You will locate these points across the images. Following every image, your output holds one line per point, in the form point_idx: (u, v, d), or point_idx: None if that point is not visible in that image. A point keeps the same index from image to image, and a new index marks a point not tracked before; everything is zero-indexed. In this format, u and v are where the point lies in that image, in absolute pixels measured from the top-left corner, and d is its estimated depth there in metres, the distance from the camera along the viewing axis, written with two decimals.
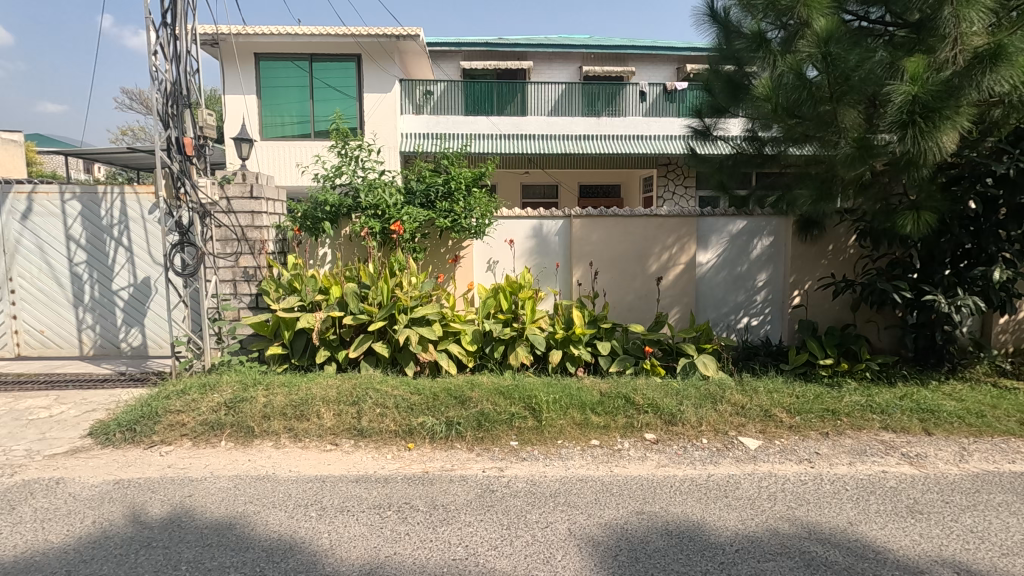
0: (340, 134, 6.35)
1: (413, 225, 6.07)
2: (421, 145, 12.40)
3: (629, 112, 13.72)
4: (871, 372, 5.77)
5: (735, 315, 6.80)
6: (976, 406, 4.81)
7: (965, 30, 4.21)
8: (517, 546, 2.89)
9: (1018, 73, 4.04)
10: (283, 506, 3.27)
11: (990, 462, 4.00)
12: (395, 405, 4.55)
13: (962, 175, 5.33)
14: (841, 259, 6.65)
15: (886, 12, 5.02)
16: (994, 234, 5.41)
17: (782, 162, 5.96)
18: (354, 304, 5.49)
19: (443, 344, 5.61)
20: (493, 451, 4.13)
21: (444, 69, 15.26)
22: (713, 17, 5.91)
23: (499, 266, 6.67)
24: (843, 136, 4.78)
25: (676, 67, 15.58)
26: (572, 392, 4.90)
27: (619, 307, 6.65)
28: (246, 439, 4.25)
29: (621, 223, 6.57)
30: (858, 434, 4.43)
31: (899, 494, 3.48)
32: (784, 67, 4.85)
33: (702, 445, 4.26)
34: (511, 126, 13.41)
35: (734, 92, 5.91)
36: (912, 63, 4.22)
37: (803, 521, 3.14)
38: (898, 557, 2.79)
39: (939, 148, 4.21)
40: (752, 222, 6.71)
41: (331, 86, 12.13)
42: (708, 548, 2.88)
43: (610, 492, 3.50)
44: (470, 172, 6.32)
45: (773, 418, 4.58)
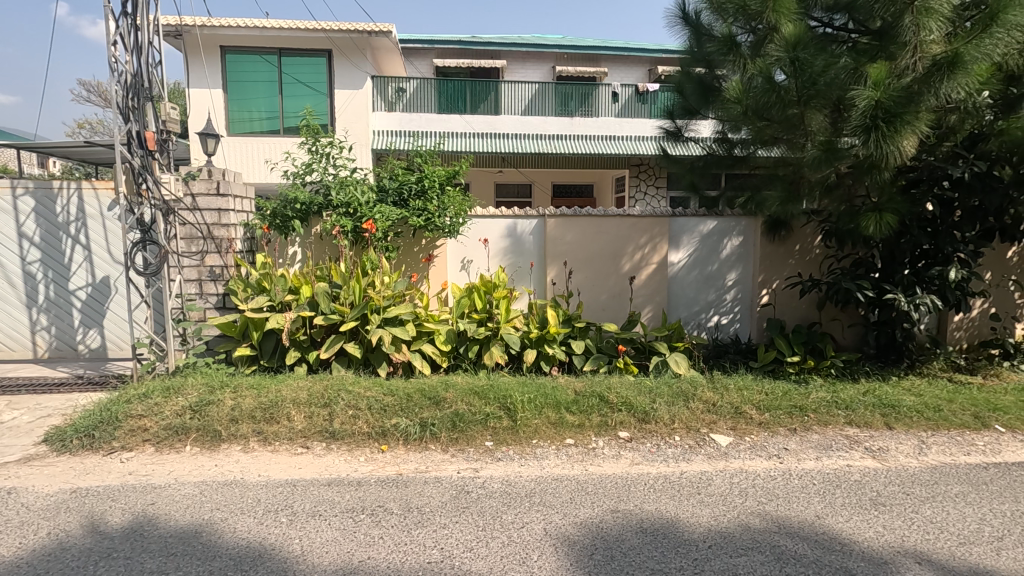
0: (311, 130, 6.30)
1: (385, 224, 5.97)
2: (394, 143, 12.28)
3: (601, 112, 13.82)
4: (836, 369, 5.94)
5: (706, 314, 6.91)
6: (934, 400, 5.00)
7: (924, 39, 4.36)
8: (493, 547, 2.87)
9: (973, 81, 4.21)
10: (251, 513, 3.18)
11: (947, 454, 4.16)
12: (368, 407, 4.48)
13: (921, 178, 5.51)
14: (807, 259, 6.82)
15: (850, 19, 5.16)
16: (949, 235, 5.64)
17: (751, 163, 6.10)
18: (326, 304, 5.39)
19: (416, 345, 5.56)
20: (467, 451, 4.11)
21: (417, 66, 15.11)
22: (685, 20, 5.98)
23: (473, 266, 6.61)
24: (810, 139, 4.91)
25: (647, 68, 15.80)
26: (547, 391, 4.90)
27: (592, 306, 6.69)
28: (212, 443, 4.12)
29: (595, 223, 6.61)
30: (824, 429, 4.55)
31: (863, 487, 3.59)
32: (754, 71, 4.96)
33: (674, 442, 4.31)
34: (485, 125, 13.39)
35: (705, 94, 6.01)
36: (875, 69, 4.34)
37: (774, 516, 3.21)
38: (863, 548, 2.88)
39: (900, 152, 4.37)
40: (722, 222, 6.83)
41: (300, 81, 11.86)
42: (683, 544, 2.91)
43: (585, 491, 3.51)
44: (443, 171, 6.28)
45: (743, 415, 4.67)
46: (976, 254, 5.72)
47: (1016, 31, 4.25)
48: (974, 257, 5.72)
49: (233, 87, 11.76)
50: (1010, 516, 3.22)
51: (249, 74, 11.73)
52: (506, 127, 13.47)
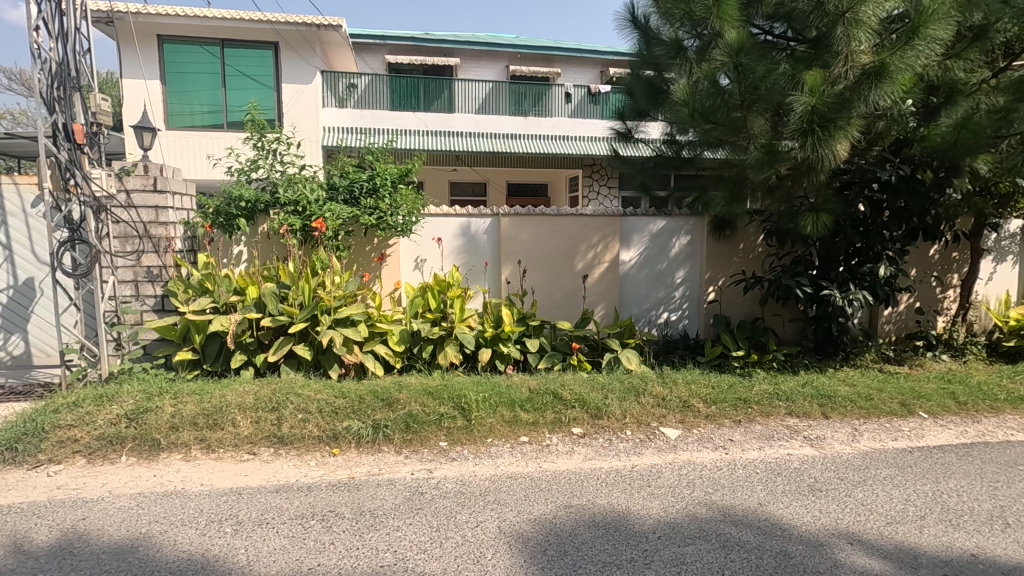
0: (256, 125, 6.13)
1: (335, 222, 5.82)
2: (345, 140, 12.00)
3: (555, 112, 13.96)
4: (777, 362, 6.23)
5: (656, 311, 7.09)
6: (866, 390, 5.31)
7: (854, 48, 4.59)
8: (447, 547, 2.85)
9: (898, 90, 4.48)
10: (193, 524, 3.05)
11: (877, 441, 4.42)
12: (319, 410, 4.36)
13: (854, 180, 5.81)
14: (751, 257, 7.11)
15: (788, 27, 5.41)
16: (879, 234, 5.99)
17: (698, 165, 6.28)
18: (273, 304, 5.23)
19: (369, 345, 5.46)
20: (421, 452, 4.07)
21: (369, 61, 14.85)
22: (634, 23, 6.10)
23: (427, 265, 6.54)
24: (753, 142, 5.11)
25: (599, 70, 16.08)
26: (501, 390, 4.91)
27: (547, 304, 6.74)
28: (150, 453, 3.92)
29: (548, 222, 6.67)
30: (767, 420, 4.76)
31: (802, 474, 3.77)
32: (700, 74, 5.13)
33: (626, 437, 4.41)
34: (439, 123, 13.29)
35: (655, 96, 6.15)
36: (811, 76, 4.56)
37: (719, 505, 3.33)
38: (801, 532, 3.02)
39: (834, 156, 4.61)
40: (671, 222, 7.02)
41: (245, 74, 11.40)
42: (633, 536, 2.98)
43: (539, 488, 3.54)
44: (396, 169, 6.21)
45: (691, 408, 4.82)
46: (902, 252, 6.11)
47: (935, 44, 4.56)
48: (900, 255, 6.11)
49: (171, 79, 11.20)
50: (931, 495, 3.46)
51: (189, 65, 11.20)
52: (460, 125, 13.42)
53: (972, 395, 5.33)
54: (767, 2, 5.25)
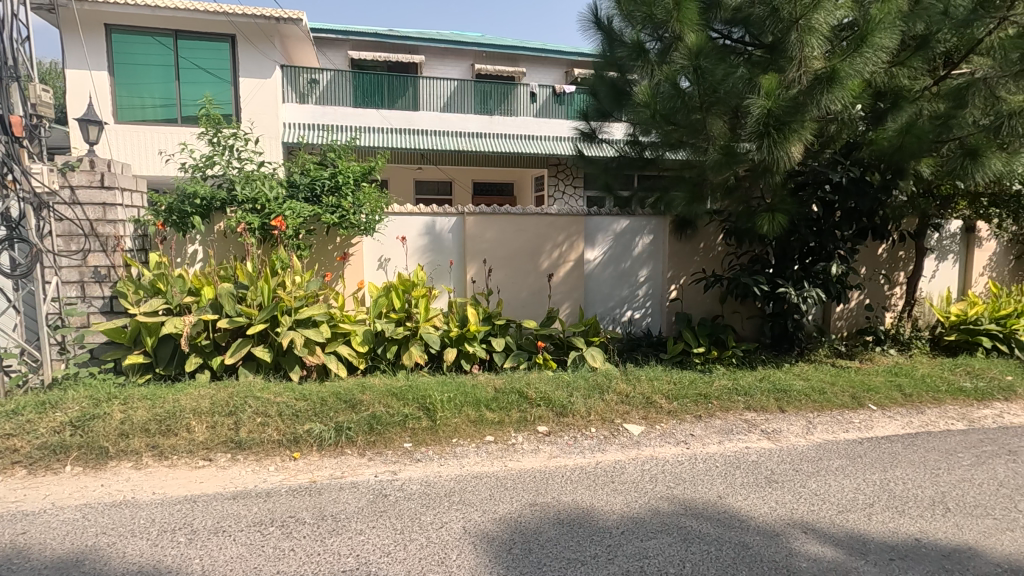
0: (211, 120, 5.94)
1: (296, 220, 5.68)
2: (306, 137, 11.74)
3: (520, 112, 14.00)
4: (736, 358, 6.41)
5: (620, 309, 7.19)
6: (819, 384, 5.52)
7: (807, 54, 4.73)
8: (411, 549, 2.82)
9: (848, 95, 4.66)
10: (143, 534, 2.92)
11: (830, 433, 4.60)
12: (279, 413, 4.25)
13: (807, 181, 6.02)
14: (710, 256, 7.30)
15: (746, 33, 5.57)
16: (831, 234, 6.20)
17: (660, 165, 6.39)
18: (230, 306, 5.08)
19: (331, 346, 5.35)
20: (385, 454, 4.02)
21: (331, 57, 14.56)
22: (597, 25, 6.16)
23: (391, 264, 6.46)
24: (712, 143, 5.22)
25: (564, 70, 16.20)
26: (466, 389, 4.89)
27: (512, 304, 6.75)
28: (98, 462, 3.75)
29: (513, 221, 6.68)
30: (726, 415, 4.88)
31: (759, 467, 3.89)
32: (661, 77, 5.23)
33: (591, 434, 4.45)
34: (403, 121, 13.14)
35: (618, 97, 6.25)
36: (767, 80, 4.68)
37: (680, 499, 3.40)
38: (759, 523, 3.12)
39: (789, 158, 4.77)
40: (634, 221, 7.13)
41: (199, 67, 11.00)
42: (597, 532, 3.01)
43: (504, 487, 3.54)
44: (359, 166, 6.11)
45: (654, 404, 4.91)
46: (853, 252, 6.37)
47: (882, 52, 4.76)
48: (850, 254, 6.37)
49: (121, 70, 10.72)
50: (879, 484, 3.62)
51: (139, 57, 10.74)
52: (424, 123, 13.31)
53: (917, 387, 5.60)
54: (725, 8, 5.39)
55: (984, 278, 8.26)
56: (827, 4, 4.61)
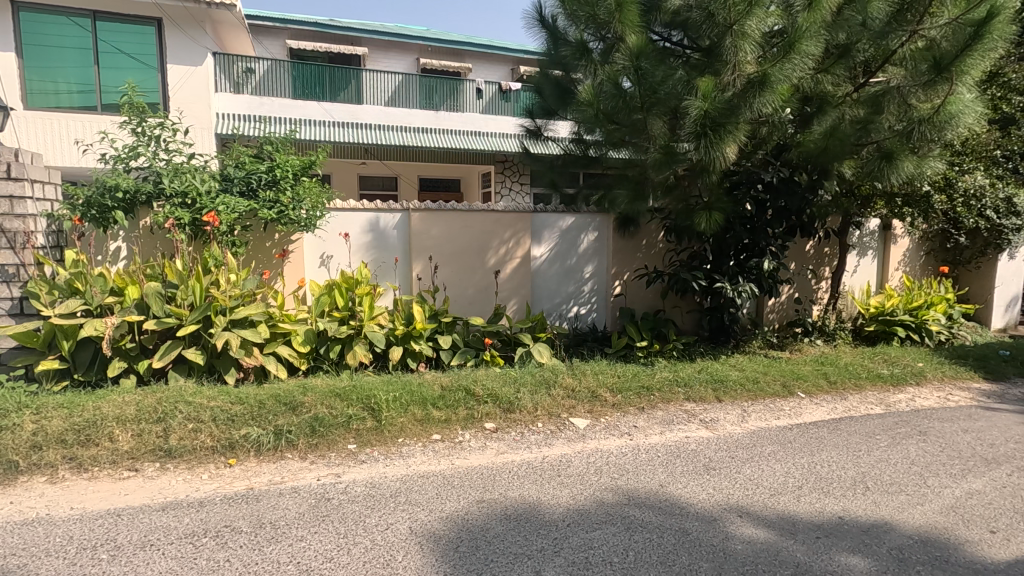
0: (134, 108, 5.57)
1: (230, 216, 5.41)
2: (241, 128, 11.20)
3: (466, 108, 13.91)
4: (677, 350, 6.63)
5: (566, 305, 7.28)
6: (753, 373, 5.80)
7: (741, 58, 4.95)
8: (355, 553, 2.75)
9: (777, 99, 4.89)
10: (60, 553, 2.71)
11: (763, 420, 4.84)
12: (212, 418, 4.05)
13: (741, 181, 6.31)
14: (652, 252, 7.53)
15: (685, 36, 5.78)
16: (763, 231, 6.49)
17: (604, 163, 6.44)
18: (158, 306, 4.80)
19: (270, 347, 5.14)
20: (329, 457, 3.90)
21: (268, 46, 13.97)
22: (542, 23, 6.20)
23: (333, 261, 6.27)
24: (653, 143, 5.37)
25: (510, 67, 16.24)
26: (413, 388, 4.82)
27: (459, 301, 6.71)
28: (6, 478, 3.45)
29: (459, 217, 6.63)
30: (667, 406, 5.05)
31: (698, 455, 4.03)
32: (603, 76, 5.35)
33: (537, 429, 4.49)
34: (346, 114, 12.81)
35: (563, 95, 6.35)
36: (704, 82, 4.84)
37: (624, 489, 3.49)
38: (697, 509, 3.23)
39: (724, 158, 4.96)
40: (579, 218, 7.24)
41: (121, 51, 10.18)
42: (544, 526, 3.04)
43: (451, 485, 3.51)
44: (298, 160, 5.88)
45: (599, 398, 5.01)
46: (783, 248, 6.70)
47: (808, 58, 5.02)
48: (781, 250, 6.71)
49: (32, 52, 9.88)
50: (807, 467, 3.84)
51: (54, 38, 9.95)
52: (369, 117, 13.05)
53: (841, 375, 5.98)
54: (665, 11, 5.55)
55: (899, 273, 8.91)
56: (758, 11, 4.81)
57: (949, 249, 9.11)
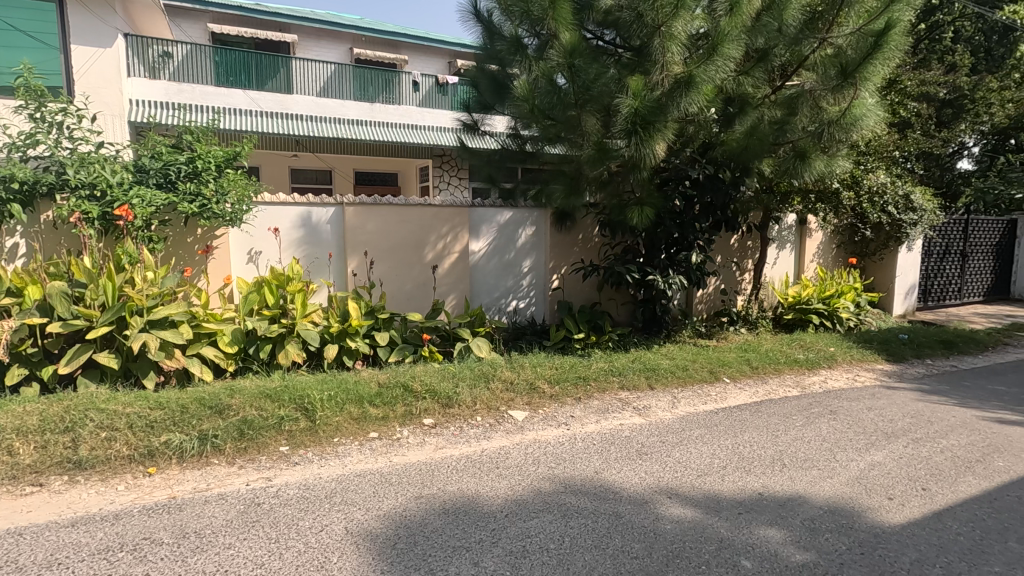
0: (31, 92, 5.08)
1: (146, 210, 5.05)
2: (157, 116, 10.46)
3: (402, 100, 13.68)
4: (612, 341, 6.83)
5: (505, 299, 7.32)
6: (683, 362, 6.07)
7: (668, 59, 5.15)
8: (288, 557, 2.67)
9: (702, 99, 5.11)
10: None
11: (691, 405, 5.09)
12: (129, 425, 3.80)
13: (671, 177, 6.58)
14: (588, 246, 7.70)
15: (617, 35, 5.92)
16: (691, 226, 6.79)
17: (540, 159, 6.53)
18: (64, 307, 4.47)
19: (193, 348, 4.87)
20: (259, 460, 3.75)
21: (187, 29, 13.14)
22: (477, 17, 6.17)
23: (263, 258, 6.01)
24: (586, 139, 5.49)
25: (447, 60, 16.06)
26: (348, 386, 4.72)
27: (396, 297, 6.61)
28: None
29: (395, 212, 6.52)
30: (603, 395, 5.21)
31: (631, 441, 4.19)
32: (537, 73, 5.40)
33: (476, 423, 4.51)
34: (273, 104, 12.27)
35: (499, 90, 6.38)
36: (634, 82, 4.99)
37: (561, 478, 3.57)
38: (629, 493, 3.36)
39: (653, 155, 5.15)
40: (517, 213, 7.29)
41: (14, 27, 8.89)
42: (482, 518, 3.06)
43: (389, 483, 3.47)
44: (221, 151, 5.55)
45: (537, 390, 5.09)
46: (710, 242, 7.03)
47: (730, 61, 5.28)
48: (708, 244, 7.04)
49: None
50: (732, 448, 4.07)
51: None
52: (299, 108, 12.55)
53: (762, 360, 6.37)
54: (597, 10, 5.68)
55: (814, 264, 9.56)
56: (684, 14, 5.01)
57: (857, 241, 9.87)
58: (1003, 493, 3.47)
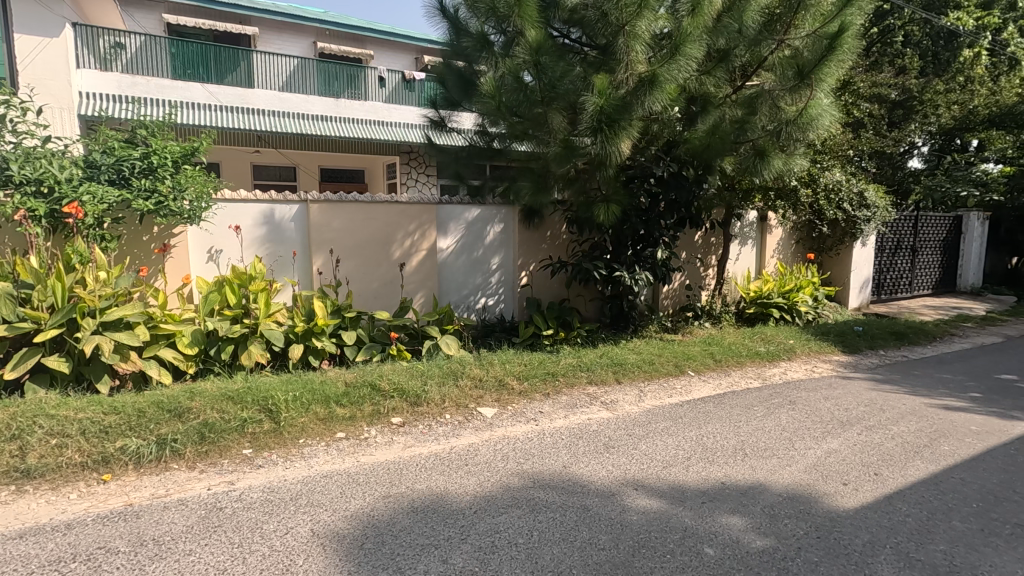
0: None
1: (98, 207, 4.84)
2: (108, 110, 10.07)
3: (369, 96, 13.47)
4: (580, 337, 6.90)
5: (474, 297, 7.30)
6: (649, 356, 6.18)
7: (632, 58, 5.21)
8: (251, 561, 2.62)
9: (665, 97, 5.20)
10: None
11: (657, 398, 5.19)
12: (82, 431, 3.65)
13: (636, 175, 6.68)
14: (556, 243, 7.75)
15: (583, 34, 5.97)
16: (657, 223, 6.90)
17: (508, 156, 6.55)
18: (9, 309, 4.28)
19: (150, 351, 4.72)
20: (220, 464, 3.66)
21: (140, 19, 12.65)
22: (443, 13, 6.13)
23: (224, 256, 5.85)
24: (553, 136, 5.52)
25: (414, 56, 15.91)
26: (314, 386, 4.64)
27: (363, 295, 6.52)
28: None
29: (361, 209, 6.44)
30: (571, 391, 5.26)
31: (599, 435, 4.24)
32: (504, 70, 5.41)
33: (445, 420, 4.50)
34: (233, 98, 11.94)
35: (466, 87, 6.36)
36: (599, 80, 5.04)
37: (530, 473, 3.60)
38: (597, 486, 3.41)
39: (619, 152, 5.22)
40: (485, 209, 7.28)
41: None
42: (450, 515, 3.06)
43: (356, 483, 3.43)
44: (178, 146, 5.37)
45: (506, 386, 5.11)
46: (675, 238, 7.16)
47: (692, 61, 5.37)
48: (673, 240, 7.17)
49: None
50: (696, 439, 4.17)
51: None
52: (261, 102, 12.24)
53: (725, 353, 6.53)
54: (562, 9, 5.72)
55: (774, 260, 9.84)
56: (647, 13, 5.07)
57: (815, 237, 10.20)
58: (948, 475, 3.67)
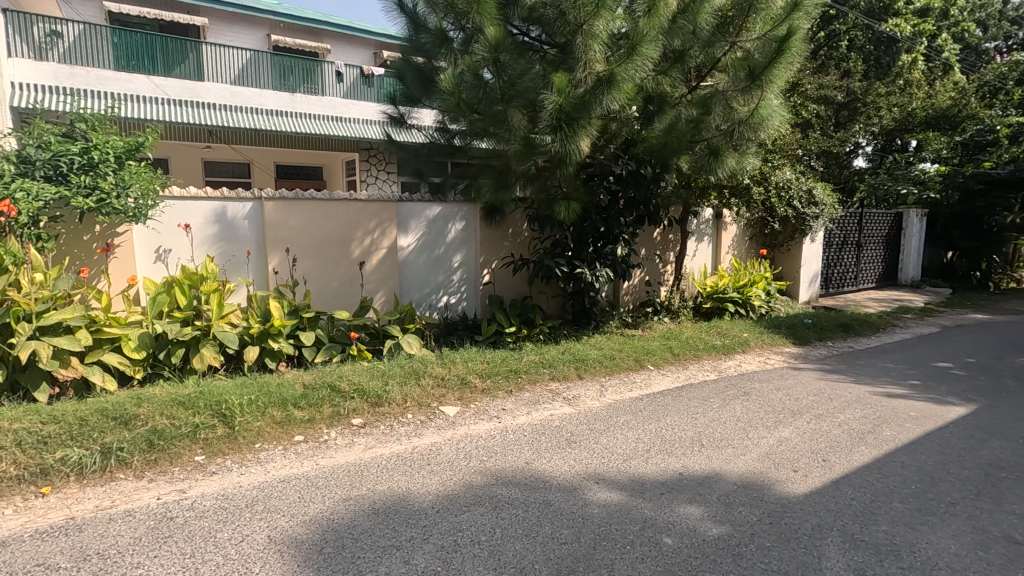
0: None
1: (32, 206, 4.55)
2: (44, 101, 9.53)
3: (326, 91, 13.15)
4: (543, 334, 6.94)
5: (436, 295, 7.24)
6: (610, 351, 6.27)
7: (591, 57, 5.27)
8: (205, 571, 2.53)
9: (623, 97, 5.27)
10: None
11: (618, 392, 5.29)
12: (17, 442, 3.44)
13: (595, 172, 6.75)
14: (518, 240, 7.77)
15: (542, 32, 5.99)
16: (616, 220, 7.00)
17: (469, 154, 6.52)
18: None
19: (93, 356, 4.49)
20: (171, 472, 3.52)
21: (79, 6, 11.98)
22: (401, 8, 6.05)
23: (173, 256, 5.61)
24: (513, 134, 5.53)
25: (372, 51, 15.63)
26: (271, 389, 4.51)
27: (322, 295, 6.38)
28: None
29: (318, 207, 6.29)
30: (533, 387, 5.29)
31: (561, 431, 4.28)
32: (464, 66, 5.38)
33: (407, 420, 4.46)
34: (182, 91, 11.44)
35: (425, 83, 6.29)
36: (558, 78, 5.08)
37: (492, 470, 3.60)
38: (559, 481, 3.44)
39: (578, 150, 5.27)
40: (446, 207, 7.22)
41: None
42: (412, 516, 3.03)
43: (315, 486, 3.36)
44: (121, 141, 5.12)
45: (469, 384, 5.09)
46: (634, 235, 7.28)
47: (649, 61, 5.46)
48: (632, 237, 7.28)
49: None
50: (655, 432, 4.26)
51: None
52: (212, 96, 11.76)
53: (683, 347, 6.70)
54: (522, 6, 5.72)
55: (729, 255, 10.13)
56: (605, 13, 5.13)
57: (767, 234, 10.56)
58: (889, 458, 3.87)
